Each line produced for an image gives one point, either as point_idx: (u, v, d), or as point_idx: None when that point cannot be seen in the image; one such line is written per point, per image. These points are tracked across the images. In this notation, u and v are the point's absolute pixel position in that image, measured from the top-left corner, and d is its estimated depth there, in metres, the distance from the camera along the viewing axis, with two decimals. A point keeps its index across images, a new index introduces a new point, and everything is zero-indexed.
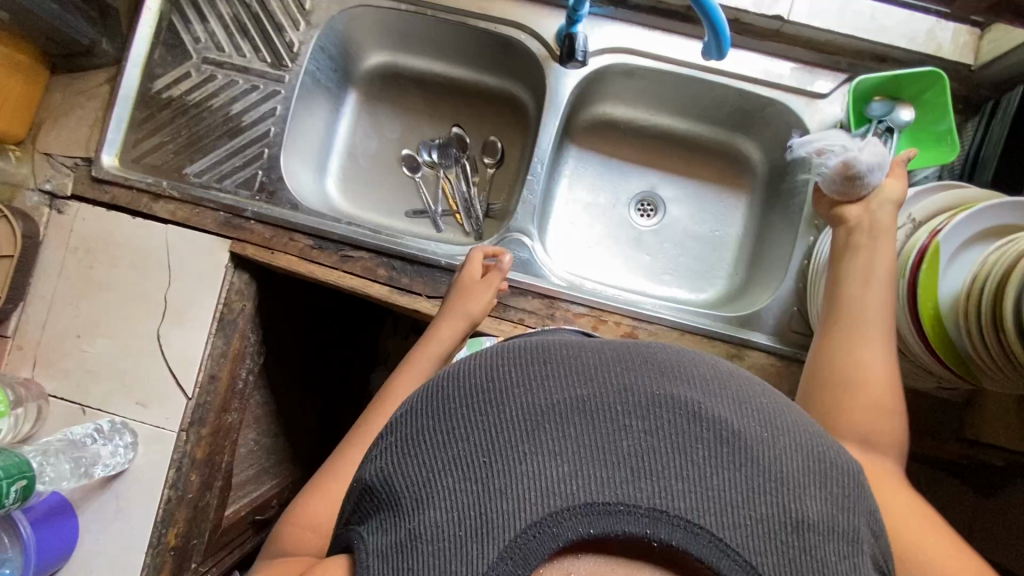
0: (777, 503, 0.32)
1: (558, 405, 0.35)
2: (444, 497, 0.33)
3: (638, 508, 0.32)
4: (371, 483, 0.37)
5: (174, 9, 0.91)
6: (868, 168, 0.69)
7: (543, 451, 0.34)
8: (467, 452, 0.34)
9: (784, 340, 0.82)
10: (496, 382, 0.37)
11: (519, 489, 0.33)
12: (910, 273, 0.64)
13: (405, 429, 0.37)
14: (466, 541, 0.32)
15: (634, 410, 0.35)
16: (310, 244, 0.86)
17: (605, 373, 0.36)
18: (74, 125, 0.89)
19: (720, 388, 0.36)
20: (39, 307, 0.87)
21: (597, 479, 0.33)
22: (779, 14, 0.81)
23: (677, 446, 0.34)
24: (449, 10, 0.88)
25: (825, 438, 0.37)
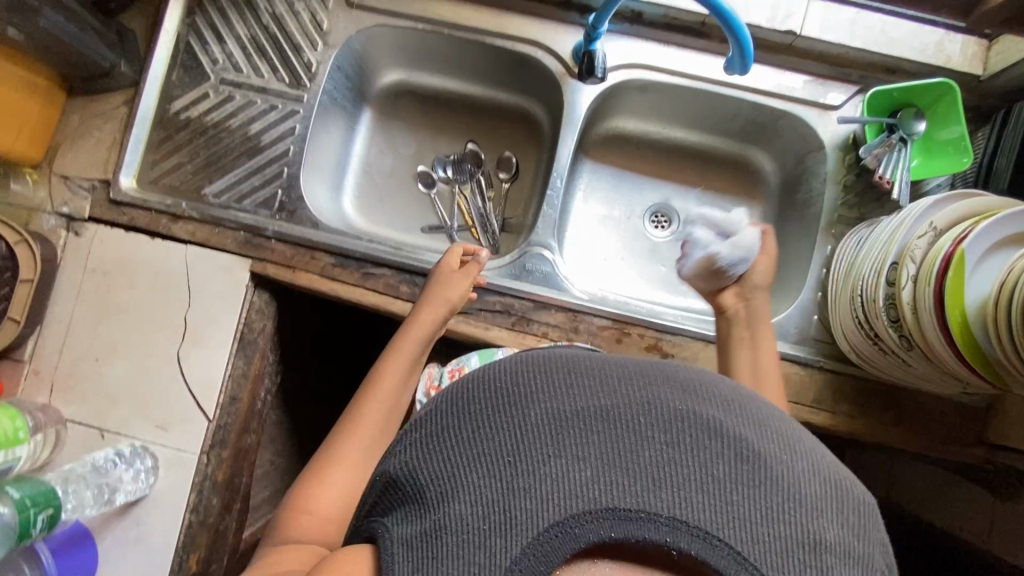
0: (796, 523, 0.32)
1: (583, 412, 0.35)
2: (468, 494, 0.34)
3: (657, 516, 0.32)
4: (398, 478, 0.38)
5: (191, 31, 0.91)
6: (729, 262, 0.75)
7: (566, 455, 0.34)
8: (492, 453, 0.35)
9: (804, 347, 0.83)
10: (523, 387, 0.38)
11: (542, 490, 0.33)
12: (937, 281, 0.65)
13: (430, 429, 0.38)
14: (488, 537, 0.32)
15: (657, 422, 0.35)
16: (332, 262, 0.86)
17: (630, 386, 0.37)
18: (91, 148, 0.89)
19: (739, 411, 0.37)
20: (57, 331, 0.86)
21: (620, 486, 0.33)
22: (792, 29, 0.82)
23: (698, 460, 0.34)
24: (466, 28, 0.89)
25: (842, 470, 0.37)
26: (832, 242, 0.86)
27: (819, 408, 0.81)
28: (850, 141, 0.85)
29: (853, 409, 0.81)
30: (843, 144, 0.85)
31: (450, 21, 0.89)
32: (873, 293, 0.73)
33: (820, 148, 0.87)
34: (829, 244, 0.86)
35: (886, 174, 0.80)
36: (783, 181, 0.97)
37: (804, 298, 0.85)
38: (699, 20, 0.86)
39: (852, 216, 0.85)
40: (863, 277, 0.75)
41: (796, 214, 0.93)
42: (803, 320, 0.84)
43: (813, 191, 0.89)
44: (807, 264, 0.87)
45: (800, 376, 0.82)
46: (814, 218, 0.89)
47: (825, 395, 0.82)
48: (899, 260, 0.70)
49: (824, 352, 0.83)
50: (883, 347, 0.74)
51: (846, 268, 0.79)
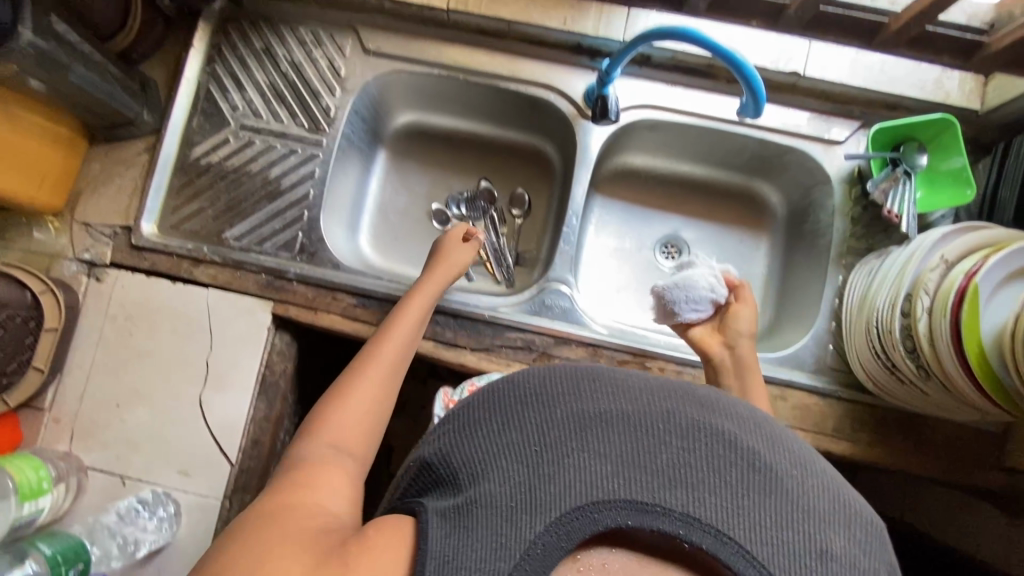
0: (796, 529, 0.38)
1: (606, 415, 0.43)
2: (501, 475, 0.41)
3: (672, 511, 0.39)
4: (436, 460, 0.46)
5: (211, 79, 0.93)
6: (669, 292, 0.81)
7: (589, 450, 0.41)
8: (522, 444, 0.42)
9: (822, 377, 0.84)
10: (556, 394, 0.45)
11: (568, 477, 0.40)
12: (953, 314, 0.66)
13: (470, 423, 0.46)
14: (517, 512, 0.39)
15: (675, 431, 0.42)
16: (353, 302, 0.87)
17: (652, 398, 0.44)
18: (113, 195, 0.90)
19: (756, 428, 0.44)
20: (78, 378, 0.86)
21: (637, 480, 0.40)
22: (795, 71, 0.86)
23: (711, 466, 0.40)
24: (481, 73, 0.92)
25: (850, 494, 0.43)
26: (843, 273, 0.88)
27: (839, 437, 0.82)
28: (855, 175, 0.88)
29: (872, 438, 0.82)
30: (849, 178, 0.88)
31: (465, 66, 0.92)
32: (889, 324, 0.75)
33: (826, 182, 0.90)
34: (841, 275, 0.88)
35: (894, 208, 0.83)
36: (790, 212, 0.99)
37: (818, 328, 0.87)
38: (706, 63, 0.89)
39: (861, 247, 0.88)
40: (878, 308, 0.77)
41: (805, 245, 0.95)
42: (818, 350, 0.86)
43: (822, 222, 0.91)
44: (819, 295, 0.88)
45: (818, 406, 0.83)
46: (824, 248, 0.91)
47: (844, 424, 0.83)
48: (913, 292, 0.72)
49: (841, 381, 0.84)
50: (901, 376, 0.75)
51: (860, 300, 0.81)
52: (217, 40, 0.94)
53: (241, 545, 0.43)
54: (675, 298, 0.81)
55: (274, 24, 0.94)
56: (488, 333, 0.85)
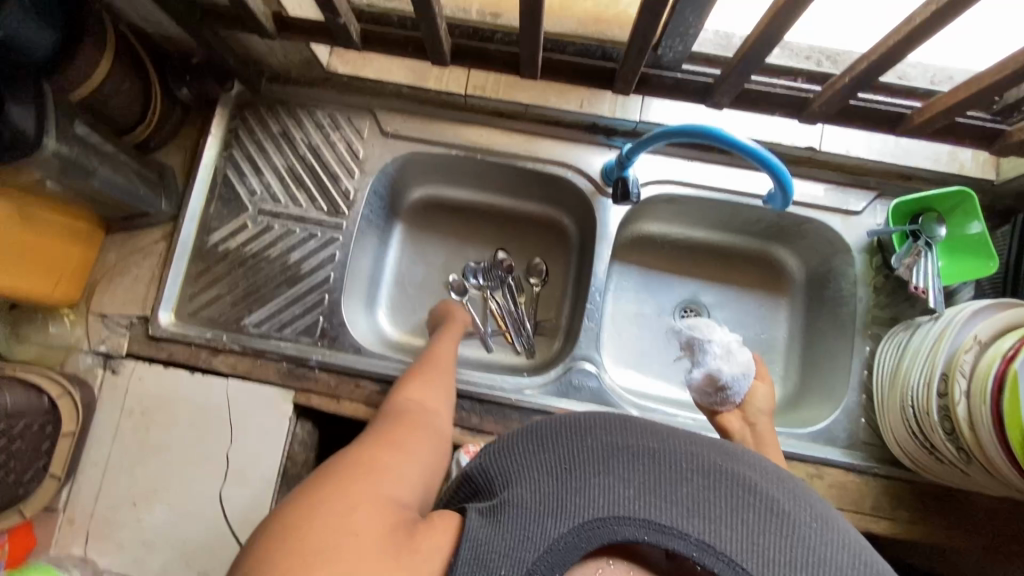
0: (802, 568, 0.43)
1: (634, 448, 0.49)
2: (535, 485, 0.47)
3: (687, 535, 0.44)
4: (477, 473, 0.51)
5: (228, 164, 0.93)
6: (732, 377, 0.77)
7: (618, 476, 0.47)
8: (555, 462, 0.48)
9: (856, 452, 0.83)
10: (590, 424, 0.51)
11: (596, 493, 0.45)
12: (992, 400, 0.66)
13: (510, 445, 0.51)
14: (545, 515, 0.44)
15: (696, 471, 0.48)
16: (376, 389, 0.85)
17: (677, 440, 0.50)
18: (130, 284, 0.89)
19: (777, 481, 0.49)
20: (92, 477, 0.83)
21: (658, 505, 0.45)
22: (811, 145, 0.87)
23: (728, 504, 0.46)
24: (499, 153, 0.92)
25: (867, 549, 0.47)
26: (870, 342, 0.87)
27: (878, 516, 0.80)
28: (875, 245, 0.89)
29: (912, 516, 0.80)
30: (869, 248, 0.89)
31: (483, 146, 0.92)
32: (926, 403, 0.74)
33: (846, 251, 0.90)
34: (868, 345, 0.87)
35: (920, 284, 0.82)
36: (809, 277, 0.99)
37: (848, 400, 0.85)
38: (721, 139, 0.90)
39: (885, 316, 0.88)
40: (912, 386, 0.76)
41: (827, 311, 0.95)
42: (850, 423, 0.85)
43: (844, 290, 0.91)
44: (847, 366, 0.88)
45: (855, 483, 0.82)
46: (846, 316, 0.91)
47: (882, 502, 0.81)
48: (949, 373, 0.71)
49: (876, 456, 0.83)
50: (940, 457, 0.74)
51: (892, 374, 0.81)
52: (234, 124, 0.94)
53: (322, 495, 0.49)
54: (737, 383, 0.78)
55: (291, 108, 0.94)
56: (515, 418, 0.84)
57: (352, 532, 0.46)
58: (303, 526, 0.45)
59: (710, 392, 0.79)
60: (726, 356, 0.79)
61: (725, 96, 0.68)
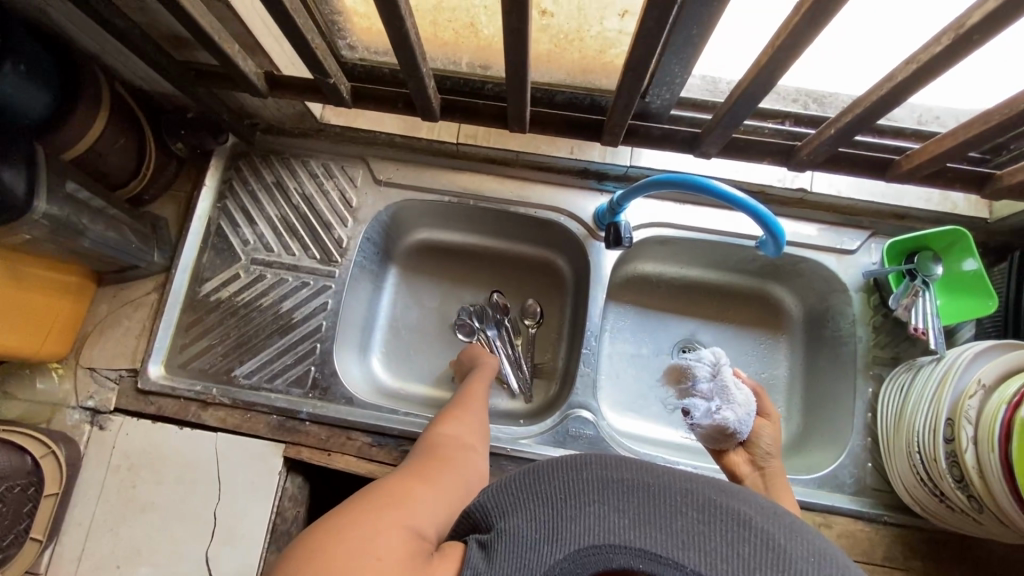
0: None
1: (629, 480, 0.44)
2: (528, 515, 0.43)
3: (684, 567, 0.39)
4: (477, 505, 0.47)
5: (222, 214, 0.94)
6: (738, 424, 0.75)
7: (611, 504, 0.42)
8: (551, 491, 0.44)
9: (865, 499, 0.80)
10: (581, 458, 0.47)
11: (589, 522, 0.41)
12: (1001, 448, 0.64)
13: (508, 479, 0.48)
14: (539, 542, 0.41)
15: (694, 503, 0.42)
16: (369, 441, 0.84)
17: (673, 473, 0.45)
18: (121, 336, 0.88)
19: (775, 515, 0.42)
20: (74, 539, 0.80)
21: (653, 535, 0.40)
22: (802, 187, 0.86)
23: (725, 538, 0.40)
24: (491, 198, 0.93)
25: None
26: (872, 383, 0.86)
27: (891, 567, 0.77)
28: (871, 283, 0.88)
29: (926, 566, 0.77)
30: (866, 286, 0.88)
31: (475, 192, 0.93)
32: (933, 449, 0.72)
33: (843, 290, 0.89)
34: (870, 386, 0.85)
35: (920, 323, 0.82)
36: (807, 315, 0.98)
37: (853, 444, 0.83)
38: None
39: (886, 355, 0.86)
40: (917, 430, 0.74)
41: (827, 350, 0.94)
42: (857, 468, 0.82)
43: (842, 329, 0.90)
44: (850, 408, 0.86)
45: (866, 533, 0.79)
46: (846, 355, 0.89)
47: (894, 551, 0.78)
48: (954, 418, 0.69)
49: (886, 503, 0.80)
50: (950, 505, 0.71)
51: (897, 416, 0.79)
52: (228, 175, 0.95)
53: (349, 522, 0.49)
54: (742, 429, 0.75)
55: (284, 158, 0.95)
56: (511, 469, 0.82)
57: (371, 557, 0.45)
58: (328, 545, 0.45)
59: (719, 437, 0.76)
60: (731, 403, 0.76)
61: (713, 146, 0.68)
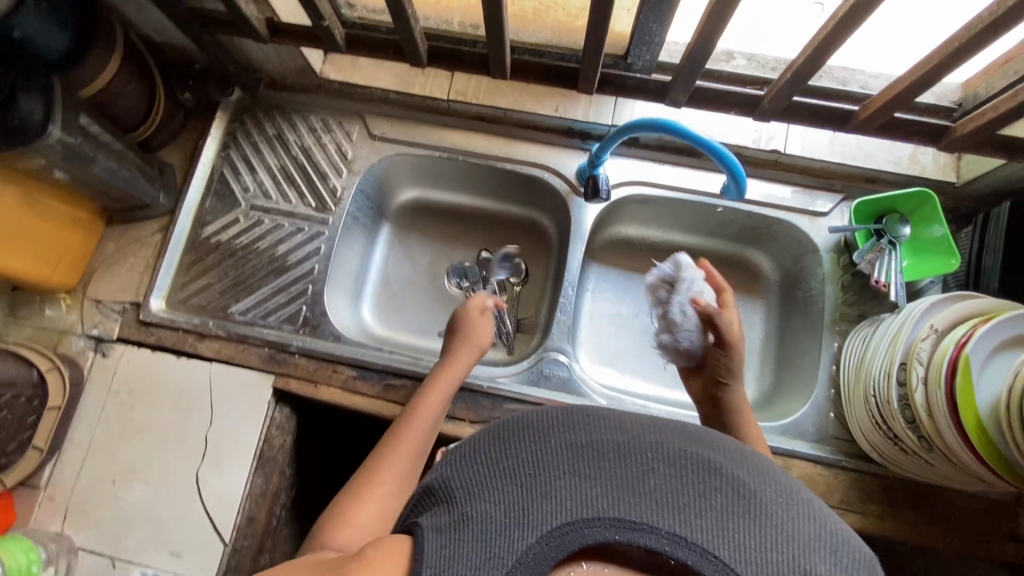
0: (790, 553, 0.37)
1: (597, 443, 0.42)
2: (496, 495, 0.40)
3: (659, 530, 0.38)
4: (437, 485, 0.44)
5: (225, 162, 0.99)
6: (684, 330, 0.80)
7: (581, 473, 0.40)
8: (519, 468, 0.41)
9: (824, 446, 0.84)
10: (545, 425, 0.44)
11: (561, 497, 0.39)
12: (946, 384, 0.67)
13: (470, 451, 0.45)
14: (510, 526, 0.37)
15: (662, 459, 0.41)
16: (353, 375, 0.88)
17: (640, 430, 0.44)
18: (126, 272, 0.94)
19: (741, 461, 0.43)
20: (75, 455, 0.86)
21: (625, 501, 0.39)
22: (775, 148, 0.90)
23: (696, 491, 0.39)
24: (479, 154, 0.97)
25: (844, 525, 0.41)
26: (838, 339, 0.89)
27: (846, 509, 0.80)
28: (842, 245, 0.91)
29: (881, 510, 0.80)
30: (836, 248, 0.91)
31: (464, 147, 0.97)
32: (886, 392, 0.75)
33: (815, 251, 0.92)
34: (836, 341, 0.88)
35: (881, 277, 0.85)
36: (782, 279, 1.01)
37: (817, 395, 0.86)
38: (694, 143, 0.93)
39: (853, 313, 0.89)
40: (873, 376, 0.77)
41: (799, 310, 0.96)
42: (818, 417, 0.85)
43: (813, 289, 0.93)
44: (816, 361, 0.89)
45: (824, 476, 0.82)
46: (816, 314, 0.92)
47: (851, 495, 0.81)
48: (907, 361, 0.73)
49: (846, 451, 0.84)
50: (903, 448, 0.75)
51: (856, 366, 0.82)
52: (232, 127, 1.00)
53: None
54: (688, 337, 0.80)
55: (286, 112, 1.00)
56: (487, 406, 0.86)
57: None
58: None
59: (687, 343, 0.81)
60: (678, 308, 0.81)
61: (684, 88, 0.71)
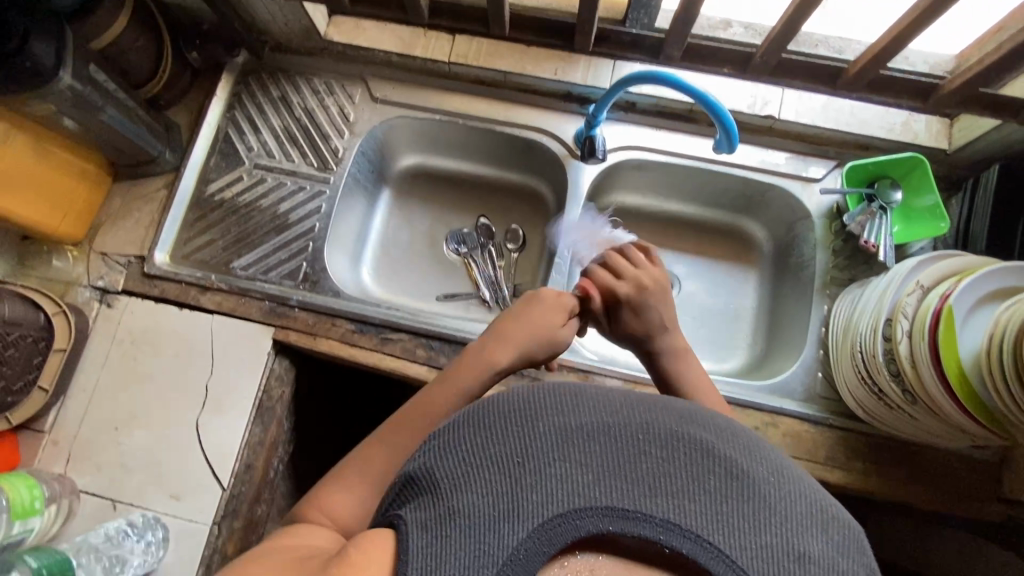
0: (782, 536, 0.35)
1: (588, 425, 0.38)
2: (482, 486, 0.36)
3: (653, 517, 0.35)
4: (414, 473, 0.39)
5: (230, 123, 1.01)
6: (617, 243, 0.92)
7: (572, 458, 0.37)
8: (506, 455, 0.37)
9: (812, 404, 0.85)
10: (529, 405, 0.40)
11: (552, 486, 0.35)
12: (930, 335, 0.68)
13: (451, 433, 0.40)
14: (498, 521, 0.34)
15: (655, 441, 0.38)
16: (351, 329, 0.90)
17: (632, 409, 0.40)
18: (131, 226, 0.96)
19: (732, 438, 0.40)
20: (79, 401, 0.88)
21: (618, 488, 0.36)
22: (770, 114, 0.91)
23: (691, 474, 0.37)
24: (478, 118, 0.99)
25: (829, 497, 0.39)
26: (828, 302, 0.90)
27: (831, 466, 0.82)
28: (834, 211, 0.92)
29: (866, 468, 0.82)
30: (829, 213, 0.92)
31: (464, 112, 0.99)
32: (872, 347, 0.76)
33: (807, 217, 0.93)
34: (826, 304, 0.90)
35: (871, 238, 0.86)
36: (776, 247, 1.02)
37: (806, 355, 0.88)
38: (687, 108, 0.95)
39: (843, 277, 0.90)
40: (860, 334, 0.78)
41: (791, 277, 0.98)
42: (807, 377, 0.87)
43: (805, 255, 0.94)
44: (806, 324, 0.90)
45: (811, 434, 0.84)
46: (808, 279, 0.93)
47: (836, 452, 0.83)
48: (893, 317, 0.74)
49: (833, 409, 0.85)
50: (888, 402, 0.76)
51: (844, 326, 0.83)
52: (238, 89, 1.02)
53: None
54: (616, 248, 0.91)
55: (290, 75, 1.03)
56: None
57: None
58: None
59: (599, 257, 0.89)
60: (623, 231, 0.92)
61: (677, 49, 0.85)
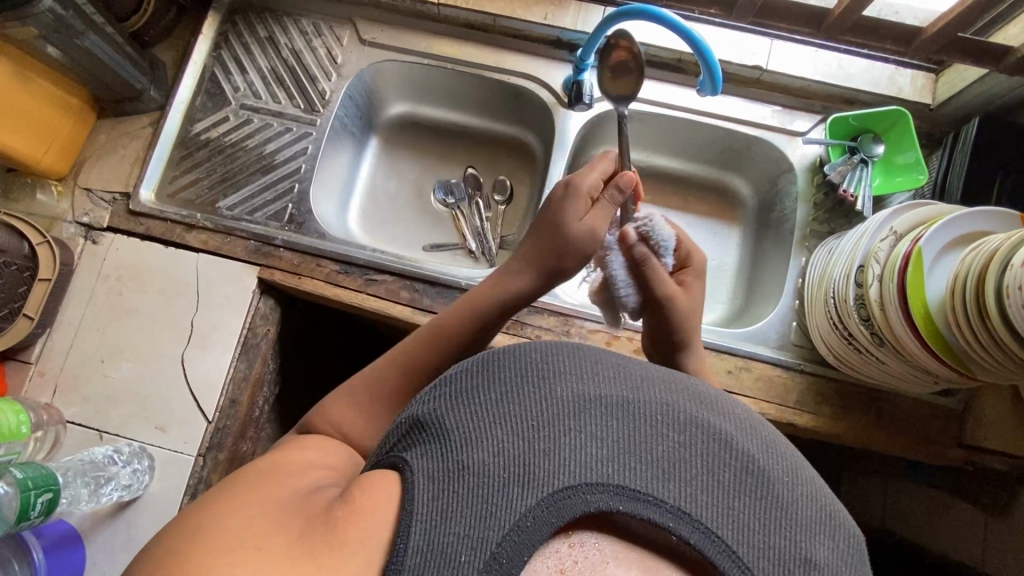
0: (786, 537, 0.37)
1: (607, 398, 0.40)
2: (494, 444, 0.37)
3: (663, 502, 0.37)
4: (424, 418, 0.41)
5: (217, 63, 1.01)
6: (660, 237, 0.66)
7: (589, 431, 0.38)
8: (520, 418, 0.39)
9: (787, 351, 0.88)
10: (550, 368, 0.42)
11: (567, 456, 0.37)
12: (899, 277, 0.69)
13: (465, 383, 0.42)
14: (508, 483, 0.36)
15: (672, 424, 0.40)
16: (337, 269, 0.91)
17: (653, 388, 0.42)
18: (116, 163, 0.96)
19: (752, 431, 0.42)
20: (65, 334, 0.88)
21: (632, 468, 0.37)
22: (758, 64, 0.92)
23: (704, 463, 0.39)
24: (467, 63, 0.99)
25: (838, 505, 0.41)
26: (806, 255, 0.91)
27: (801, 410, 0.84)
28: (817, 164, 0.93)
29: (835, 412, 0.84)
30: (812, 166, 0.93)
31: (451, 56, 0.99)
32: (845, 292, 0.77)
33: (790, 170, 0.94)
34: (803, 257, 0.91)
35: (850, 187, 0.88)
36: (760, 203, 1.03)
37: (782, 305, 0.90)
38: (676, 57, 0.96)
39: (823, 230, 0.92)
40: (834, 280, 0.79)
41: (772, 232, 0.99)
42: (782, 326, 0.89)
43: (787, 209, 0.95)
44: (783, 276, 0.92)
45: (784, 380, 0.86)
46: (788, 232, 0.95)
47: (807, 398, 0.85)
48: (865, 262, 0.74)
49: (807, 358, 0.87)
50: (857, 346, 0.78)
51: (818, 274, 0.85)
52: (224, 28, 1.02)
53: (213, 506, 0.37)
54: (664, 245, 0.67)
55: (278, 15, 1.02)
56: None
57: (255, 546, 0.34)
58: (188, 561, 0.33)
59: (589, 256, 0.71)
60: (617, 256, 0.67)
61: None
